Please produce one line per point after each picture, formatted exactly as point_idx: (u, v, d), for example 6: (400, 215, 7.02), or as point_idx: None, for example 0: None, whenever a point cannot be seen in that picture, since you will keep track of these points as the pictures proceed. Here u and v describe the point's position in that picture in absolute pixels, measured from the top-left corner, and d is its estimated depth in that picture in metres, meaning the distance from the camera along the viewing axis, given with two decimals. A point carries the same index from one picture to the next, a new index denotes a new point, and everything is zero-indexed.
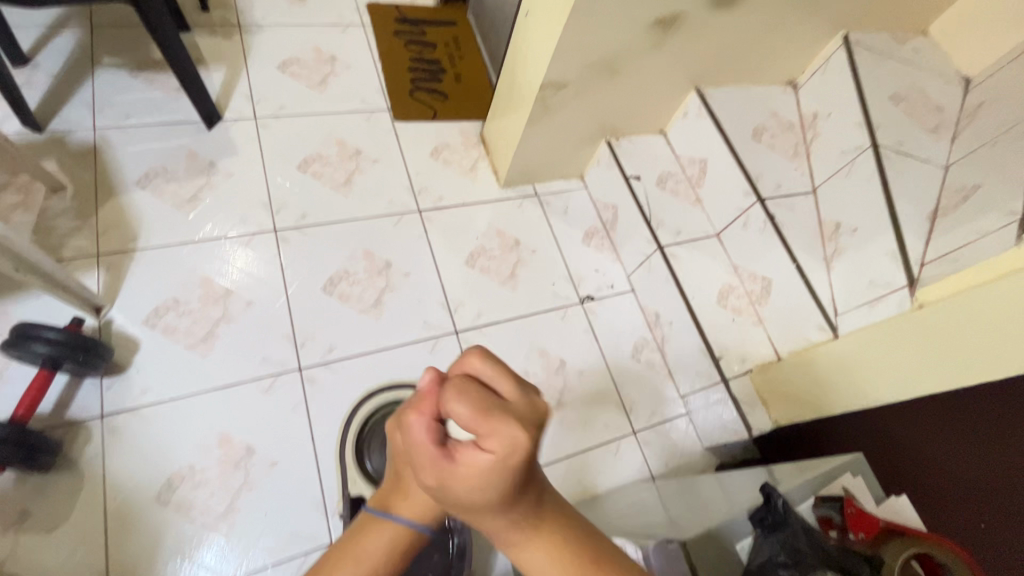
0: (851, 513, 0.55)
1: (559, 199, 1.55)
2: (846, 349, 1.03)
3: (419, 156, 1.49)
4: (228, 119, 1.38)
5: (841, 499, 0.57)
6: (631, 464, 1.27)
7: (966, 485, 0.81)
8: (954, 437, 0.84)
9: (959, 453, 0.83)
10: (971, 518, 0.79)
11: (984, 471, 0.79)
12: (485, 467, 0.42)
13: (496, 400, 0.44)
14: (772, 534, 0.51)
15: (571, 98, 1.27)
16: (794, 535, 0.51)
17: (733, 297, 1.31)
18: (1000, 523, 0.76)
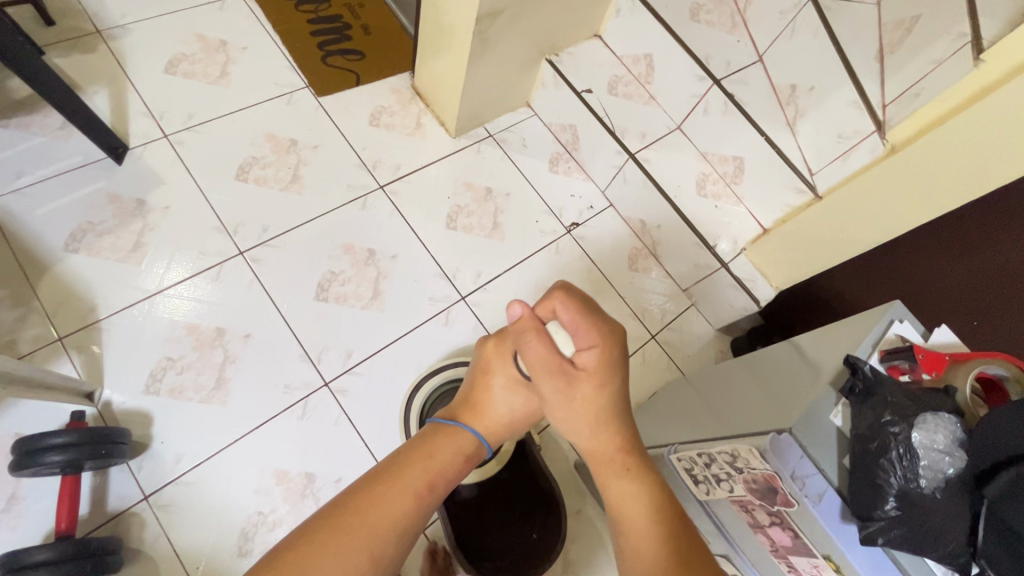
0: (923, 358, 0.60)
1: (513, 133, 1.49)
2: (833, 206, 1.10)
3: (358, 128, 1.37)
4: (136, 145, 1.21)
5: (909, 348, 0.61)
6: (659, 366, 1.34)
7: (955, 292, 0.96)
8: (939, 256, 0.97)
9: (953, 269, 0.96)
10: (965, 317, 0.96)
11: (969, 278, 0.93)
12: (594, 363, 0.63)
13: (597, 310, 0.65)
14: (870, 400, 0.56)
15: (507, 24, 1.19)
16: (887, 394, 0.56)
17: (709, 184, 1.35)
18: (988, 314, 0.92)
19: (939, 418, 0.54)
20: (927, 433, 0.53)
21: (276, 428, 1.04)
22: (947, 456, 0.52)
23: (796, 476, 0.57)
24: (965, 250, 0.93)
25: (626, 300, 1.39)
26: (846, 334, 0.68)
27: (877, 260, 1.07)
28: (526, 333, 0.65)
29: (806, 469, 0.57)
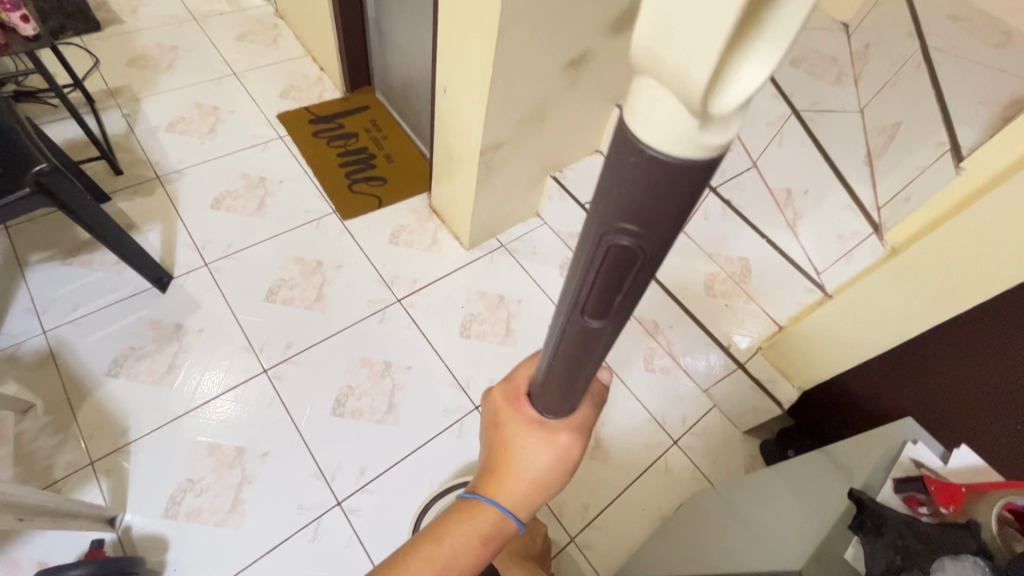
0: (936, 489, 0.58)
1: (524, 242, 1.57)
2: (843, 306, 1.07)
3: (378, 246, 1.48)
4: (179, 274, 1.34)
5: (921, 478, 0.59)
6: (683, 474, 1.28)
7: (983, 393, 0.87)
8: (959, 358, 0.90)
9: (977, 375, 0.87)
10: (1008, 424, 0.83)
11: (995, 376, 0.85)
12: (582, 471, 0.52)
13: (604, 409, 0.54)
14: (879, 539, 0.53)
15: (510, 152, 1.30)
16: (897, 535, 0.53)
17: (718, 283, 1.36)
18: None
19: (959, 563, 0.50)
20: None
21: (290, 551, 1.03)
22: None
23: None
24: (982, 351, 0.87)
25: (645, 403, 1.36)
26: (866, 457, 0.67)
27: (896, 364, 1.01)
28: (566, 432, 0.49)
29: None
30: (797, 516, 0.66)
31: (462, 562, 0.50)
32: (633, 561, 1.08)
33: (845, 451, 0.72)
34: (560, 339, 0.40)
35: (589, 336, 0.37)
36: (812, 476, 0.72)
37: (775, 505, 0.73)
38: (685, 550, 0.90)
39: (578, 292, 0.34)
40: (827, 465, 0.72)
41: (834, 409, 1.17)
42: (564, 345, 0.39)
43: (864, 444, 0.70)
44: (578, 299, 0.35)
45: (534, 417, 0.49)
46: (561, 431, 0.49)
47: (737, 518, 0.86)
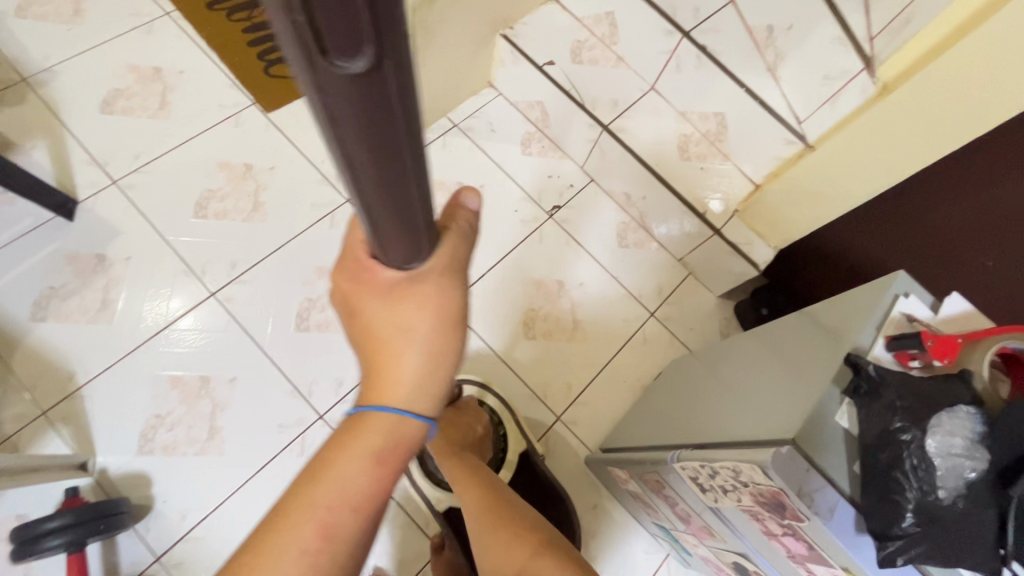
0: (932, 345, 0.55)
1: (478, 118, 1.40)
2: (826, 159, 1.00)
3: (314, 140, 1.30)
4: (85, 198, 1.15)
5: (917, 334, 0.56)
6: (661, 344, 1.29)
7: (960, 226, 0.87)
8: (943, 195, 0.87)
9: (959, 210, 0.86)
10: (979, 255, 0.86)
11: (980, 208, 0.83)
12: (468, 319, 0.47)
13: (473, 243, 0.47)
14: (875, 404, 0.51)
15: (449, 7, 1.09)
16: (893, 397, 0.51)
17: (692, 144, 1.26)
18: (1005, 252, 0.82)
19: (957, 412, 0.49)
20: (941, 438, 0.48)
21: (280, 468, 1.03)
22: (964, 459, 0.47)
23: (806, 494, 0.52)
24: (976, 191, 0.83)
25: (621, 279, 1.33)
26: (858, 309, 0.64)
27: (875, 208, 0.98)
28: (430, 285, 0.43)
29: (819, 483, 0.52)
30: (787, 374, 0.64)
31: (363, 459, 0.48)
32: (617, 433, 1.11)
33: (839, 307, 0.68)
34: (330, 107, 0.24)
35: (361, 80, 0.22)
36: (804, 336, 0.70)
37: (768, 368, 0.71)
38: (670, 415, 0.92)
39: (296, 9, 0.18)
40: (820, 323, 0.69)
41: (810, 260, 1.17)
42: (349, 112, 0.24)
43: (858, 298, 0.67)
44: (306, 19, 0.18)
45: (389, 283, 0.43)
46: (425, 284, 0.43)
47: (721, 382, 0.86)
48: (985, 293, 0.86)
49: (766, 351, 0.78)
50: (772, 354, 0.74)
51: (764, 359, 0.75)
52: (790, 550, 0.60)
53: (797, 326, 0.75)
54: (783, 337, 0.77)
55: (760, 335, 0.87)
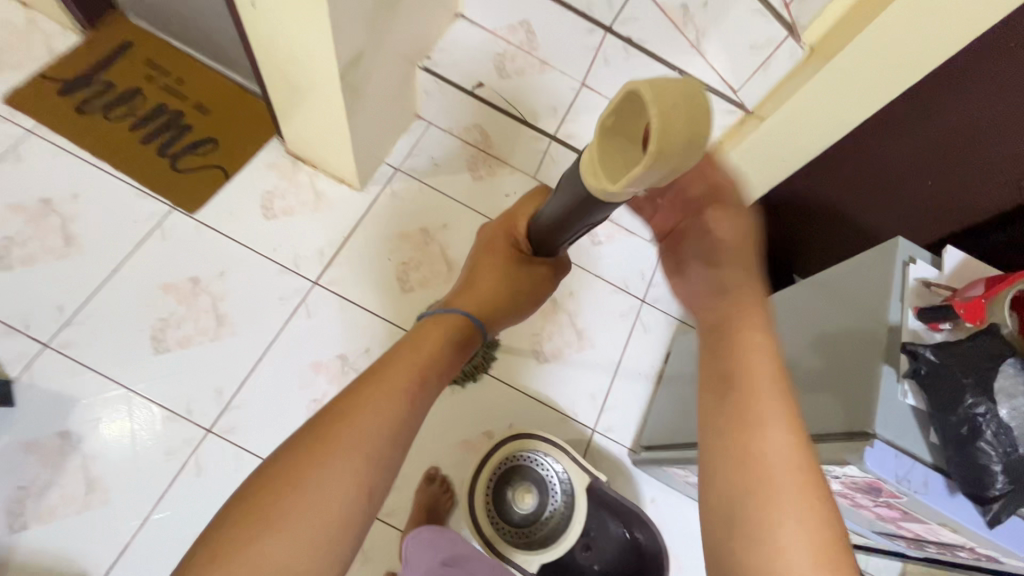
0: (965, 312, 0.61)
1: (418, 155, 1.34)
2: (773, 127, 1.06)
3: (257, 229, 1.20)
4: (19, 374, 1.00)
5: (947, 304, 0.62)
6: (661, 326, 1.34)
7: (904, 160, 1.01)
8: (888, 137, 1.00)
9: (902, 146, 0.99)
10: (921, 177, 1.01)
11: (922, 143, 0.97)
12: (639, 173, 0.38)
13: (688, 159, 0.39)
14: (933, 382, 0.57)
15: (369, 63, 1.01)
16: (946, 371, 0.56)
17: None
18: (945, 170, 0.97)
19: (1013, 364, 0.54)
20: (1007, 395, 0.54)
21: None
22: None
23: (902, 480, 0.58)
24: (913, 122, 0.96)
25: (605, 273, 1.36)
26: (874, 283, 0.71)
27: (831, 158, 1.09)
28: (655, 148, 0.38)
29: (906, 465, 0.58)
30: (833, 358, 0.71)
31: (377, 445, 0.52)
32: (654, 426, 1.15)
33: (850, 280, 0.75)
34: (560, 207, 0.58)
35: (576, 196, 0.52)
36: (827, 313, 0.76)
37: (808, 350, 0.77)
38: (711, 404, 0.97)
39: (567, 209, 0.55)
40: (838, 298, 0.76)
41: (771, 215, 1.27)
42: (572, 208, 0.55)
43: (866, 269, 0.74)
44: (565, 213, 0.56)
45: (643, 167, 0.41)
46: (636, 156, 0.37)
47: None
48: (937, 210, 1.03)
49: (788, 329, 0.84)
50: (800, 333, 0.81)
51: (794, 340, 0.81)
52: (882, 515, 0.67)
53: (812, 300, 0.82)
54: (801, 313, 0.83)
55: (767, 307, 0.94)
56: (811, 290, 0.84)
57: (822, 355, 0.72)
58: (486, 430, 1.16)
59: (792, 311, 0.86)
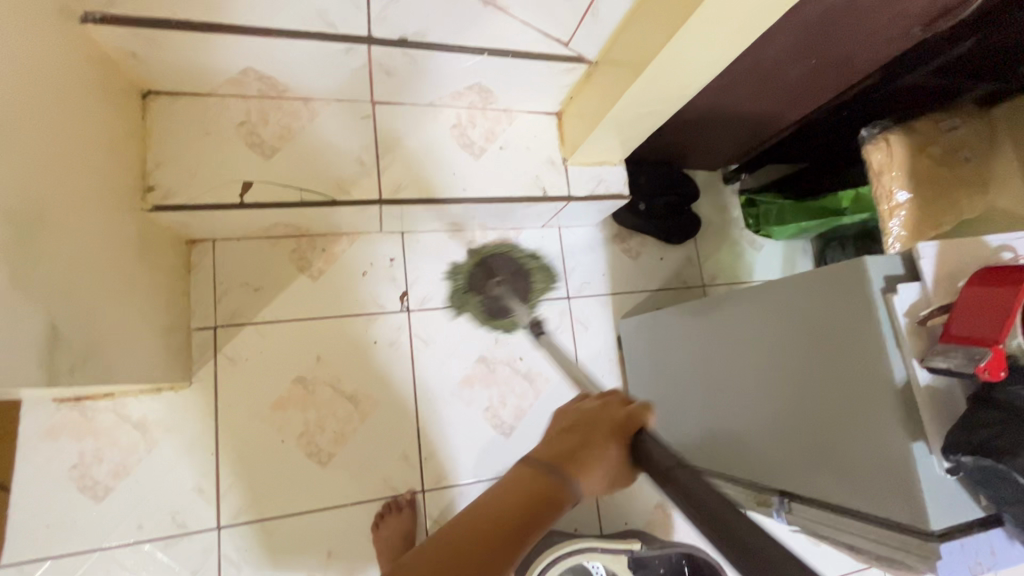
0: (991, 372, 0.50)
1: (226, 286, 1.01)
2: (635, 89, 0.81)
3: (98, 520, 0.89)
4: None
5: (970, 368, 0.51)
6: (599, 313, 1.20)
7: (783, 52, 0.89)
8: (768, 36, 0.86)
9: (780, 43, 0.87)
10: (804, 63, 0.91)
11: (807, 31, 0.84)
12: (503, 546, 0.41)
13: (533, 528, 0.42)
14: (1004, 480, 0.48)
15: (72, 317, 0.64)
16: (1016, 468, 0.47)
17: (465, 121, 0.99)
18: (826, 54, 0.89)
19: None
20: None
21: None
22: None
23: (979, 567, 0.52)
24: (787, 18, 0.82)
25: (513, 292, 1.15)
26: (853, 317, 0.60)
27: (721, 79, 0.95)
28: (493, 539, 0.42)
29: (976, 549, 0.52)
30: (843, 413, 0.62)
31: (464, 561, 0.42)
32: None
33: (821, 309, 0.64)
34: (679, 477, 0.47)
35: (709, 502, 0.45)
36: (809, 351, 0.66)
37: (799, 387, 0.68)
38: (706, 427, 0.90)
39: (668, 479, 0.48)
40: (816, 333, 0.65)
41: (665, 137, 1.14)
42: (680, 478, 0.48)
43: (830, 296, 0.63)
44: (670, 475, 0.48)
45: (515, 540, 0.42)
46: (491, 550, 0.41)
47: (727, 379, 0.83)
48: (835, 70, 0.93)
49: (764, 358, 0.75)
50: (779, 367, 0.72)
51: (777, 375, 0.72)
52: None
53: (779, 326, 0.72)
54: (771, 338, 0.73)
55: (719, 316, 0.85)
56: (770, 308, 0.73)
57: (830, 407, 0.64)
58: None
59: (758, 333, 0.76)
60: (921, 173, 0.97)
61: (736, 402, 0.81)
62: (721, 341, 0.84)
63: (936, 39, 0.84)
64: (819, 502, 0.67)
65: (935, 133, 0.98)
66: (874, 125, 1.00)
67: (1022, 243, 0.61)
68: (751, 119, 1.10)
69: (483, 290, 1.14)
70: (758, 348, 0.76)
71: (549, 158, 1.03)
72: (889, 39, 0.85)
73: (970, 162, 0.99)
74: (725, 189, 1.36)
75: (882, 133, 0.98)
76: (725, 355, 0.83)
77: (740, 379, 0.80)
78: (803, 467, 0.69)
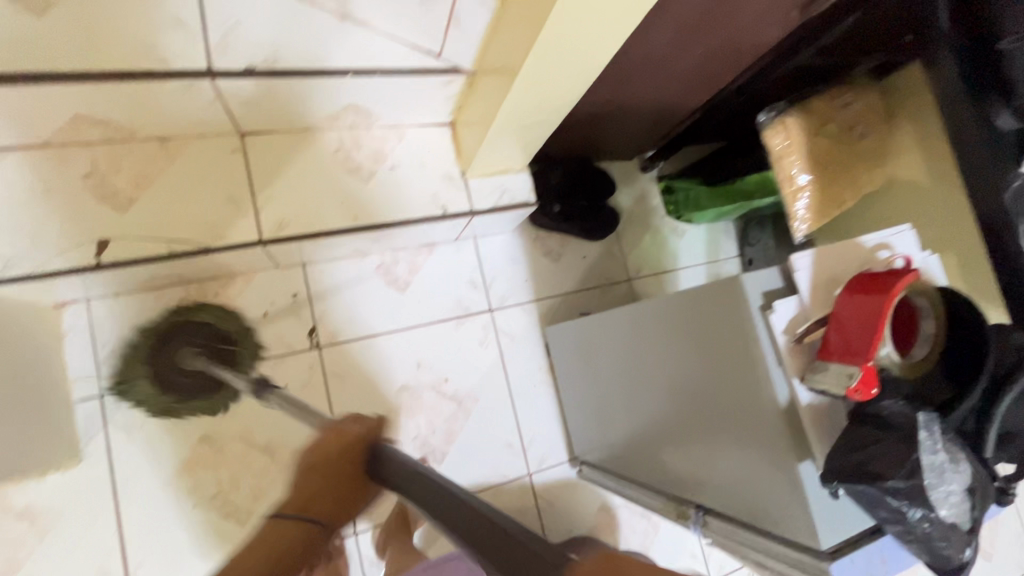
0: (865, 392, 0.49)
1: (107, 348, 0.92)
2: (514, 100, 0.76)
3: None
4: None
5: (844, 392, 0.49)
6: (524, 323, 1.17)
7: (667, 44, 0.86)
8: (648, 30, 0.81)
9: (662, 35, 0.83)
10: (691, 52, 0.89)
11: (685, 19, 0.81)
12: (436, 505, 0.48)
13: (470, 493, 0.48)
14: (879, 505, 0.47)
15: None
16: (885, 493, 0.46)
17: (350, 142, 0.92)
18: (711, 40, 0.87)
19: (924, 429, 0.48)
20: (945, 491, 0.47)
21: None
22: (960, 473, 0.48)
23: None
24: (663, 9, 0.78)
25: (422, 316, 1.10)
26: (731, 334, 0.59)
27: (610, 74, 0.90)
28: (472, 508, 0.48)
29: (866, 562, 0.52)
30: (744, 428, 0.59)
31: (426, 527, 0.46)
32: (579, 439, 1.08)
33: (712, 322, 0.62)
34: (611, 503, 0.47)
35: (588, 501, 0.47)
36: (707, 365, 0.64)
37: (694, 401, 0.67)
38: (626, 437, 0.89)
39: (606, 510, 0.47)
40: (711, 347, 0.62)
41: (570, 134, 1.10)
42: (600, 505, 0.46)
43: (719, 308, 0.60)
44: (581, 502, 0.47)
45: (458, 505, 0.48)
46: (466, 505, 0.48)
47: (636, 391, 0.82)
48: (723, 55, 0.91)
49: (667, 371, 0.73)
50: (685, 381, 0.69)
51: (682, 389, 0.70)
52: None
53: (681, 339, 0.69)
54: (671, 351, 0.71)
55: (631, 328, 0.81)
56: (672, 320, 0.70)
57: (723, 422, 0.63)
58: None
59: (663, 345, 0.73)
60: (819, 154, 0.96)
61: (653, 415, 0.78)
62: (634, 353, 0.81)
63: (821, 18, 0.84)
64: (728, 516, 0.66)
65: (830, 111, 0.97)
66: (771, 108, 0.97)
67: (897, 239, 0.60)
68: (653, 109, 1.07)
69: (428, 300, 1.11)
70: (664, 361, 0.73)
71: (445, 172, 0.97)
72: (768, 19, 0.83)
73: (866, 138, 0.98)
74: (643, 177, 1.33)
75: (778, 117, 0.96)
76: (638, 367, 0.80)
77: (651, 393, 0.77)
78: (720, 484, 0.66)
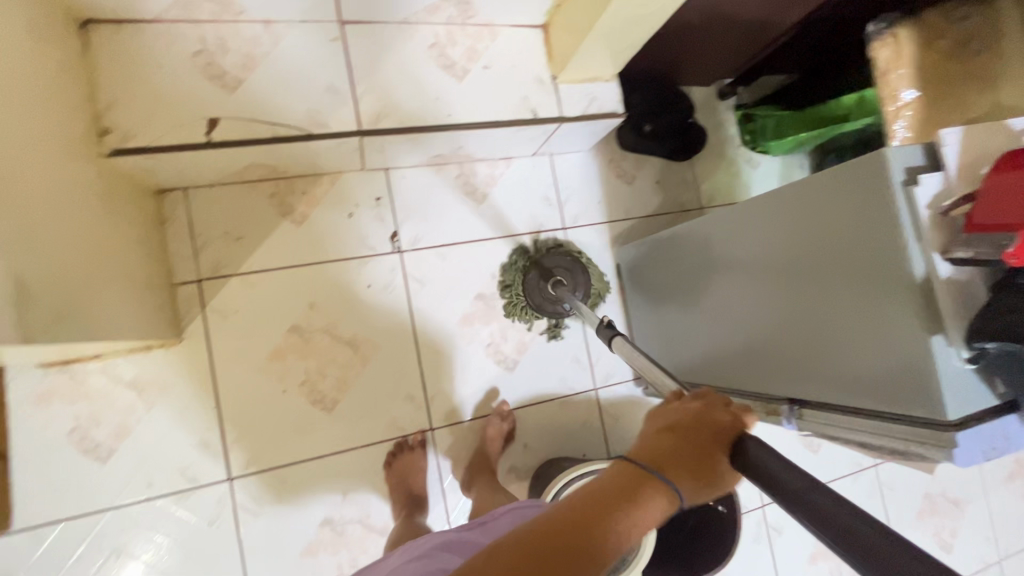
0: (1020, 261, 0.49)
1: (203, 235, 0.95)
2: None
3: (105, 479, 0.88)
4: None
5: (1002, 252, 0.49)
6: (595, 244, 1.17)
7: None
8: None
9: None
10: None
11: None
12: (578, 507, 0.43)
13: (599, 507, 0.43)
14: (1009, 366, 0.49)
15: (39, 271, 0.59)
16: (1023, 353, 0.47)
17: (444, 38, 0.91)
18: None
19: None
20: None
21: None
22: None
23: (992, 452, 0.53)
24: None
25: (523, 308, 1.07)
26: (865, 214, 0.58)
27: None
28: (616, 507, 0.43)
29: (989, 436, 0.53)
30: (840, 307, 0.63)
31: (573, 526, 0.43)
32: (648, 356, 1.09)
33: (809, 212, 0.65)
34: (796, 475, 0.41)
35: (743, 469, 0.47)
36: (802, 257, 0.67)
37: (802, 291, 0.68)
38: (709, 345, 0.90)
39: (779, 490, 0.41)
40: (806, 238, 0.66)
41: (663, 43, 1.06)
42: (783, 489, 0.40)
43: (822, 194, 0.63)
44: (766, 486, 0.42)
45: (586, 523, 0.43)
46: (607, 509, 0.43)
47: (724, 295, 0.83)
48: None
49: (768, 268, 0.73)
50: (770, 282, 0.73)
51: (787, 282, 0.70)
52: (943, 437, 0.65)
53: (771, 241, 0.72)
54: (777, 245, 0.71)
55: (709, 245, 0.85)
56: (768, 227, 0.72)
57: (837, 308, 0.63)
58: (509, 468, 1.07)
59: (745, 256, 0.78)
60: (928, 69, 0.92)
61: (736, 327, 0.82)
62: (712, 274, 0.86)
63: None
64: (826, 403, 0.68)
65: (942, 25, 0.93)
66: (881, 19, 0.94)
67: None
68: (749, 23, 1.04)
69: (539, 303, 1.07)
70: (744, 272, 0.78)
71: (536, 75, 0.95)
72: None
73: None
74: (720, 105, 1.30)
75: (889, 29, 0.93)
76: (719, 286, 0.84)
77: (734, 306, 0.81)
78: (812, 374, 0.69)
